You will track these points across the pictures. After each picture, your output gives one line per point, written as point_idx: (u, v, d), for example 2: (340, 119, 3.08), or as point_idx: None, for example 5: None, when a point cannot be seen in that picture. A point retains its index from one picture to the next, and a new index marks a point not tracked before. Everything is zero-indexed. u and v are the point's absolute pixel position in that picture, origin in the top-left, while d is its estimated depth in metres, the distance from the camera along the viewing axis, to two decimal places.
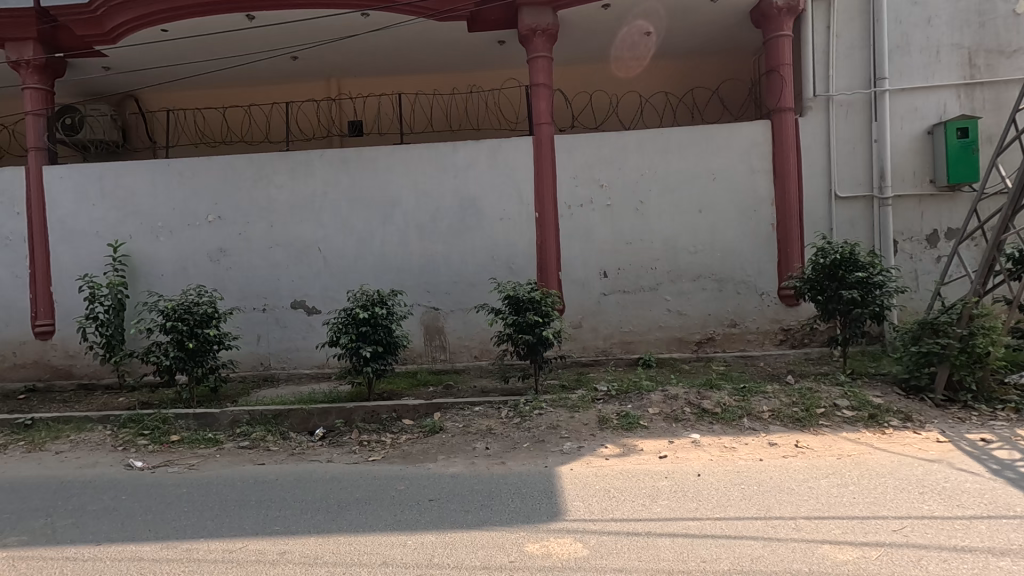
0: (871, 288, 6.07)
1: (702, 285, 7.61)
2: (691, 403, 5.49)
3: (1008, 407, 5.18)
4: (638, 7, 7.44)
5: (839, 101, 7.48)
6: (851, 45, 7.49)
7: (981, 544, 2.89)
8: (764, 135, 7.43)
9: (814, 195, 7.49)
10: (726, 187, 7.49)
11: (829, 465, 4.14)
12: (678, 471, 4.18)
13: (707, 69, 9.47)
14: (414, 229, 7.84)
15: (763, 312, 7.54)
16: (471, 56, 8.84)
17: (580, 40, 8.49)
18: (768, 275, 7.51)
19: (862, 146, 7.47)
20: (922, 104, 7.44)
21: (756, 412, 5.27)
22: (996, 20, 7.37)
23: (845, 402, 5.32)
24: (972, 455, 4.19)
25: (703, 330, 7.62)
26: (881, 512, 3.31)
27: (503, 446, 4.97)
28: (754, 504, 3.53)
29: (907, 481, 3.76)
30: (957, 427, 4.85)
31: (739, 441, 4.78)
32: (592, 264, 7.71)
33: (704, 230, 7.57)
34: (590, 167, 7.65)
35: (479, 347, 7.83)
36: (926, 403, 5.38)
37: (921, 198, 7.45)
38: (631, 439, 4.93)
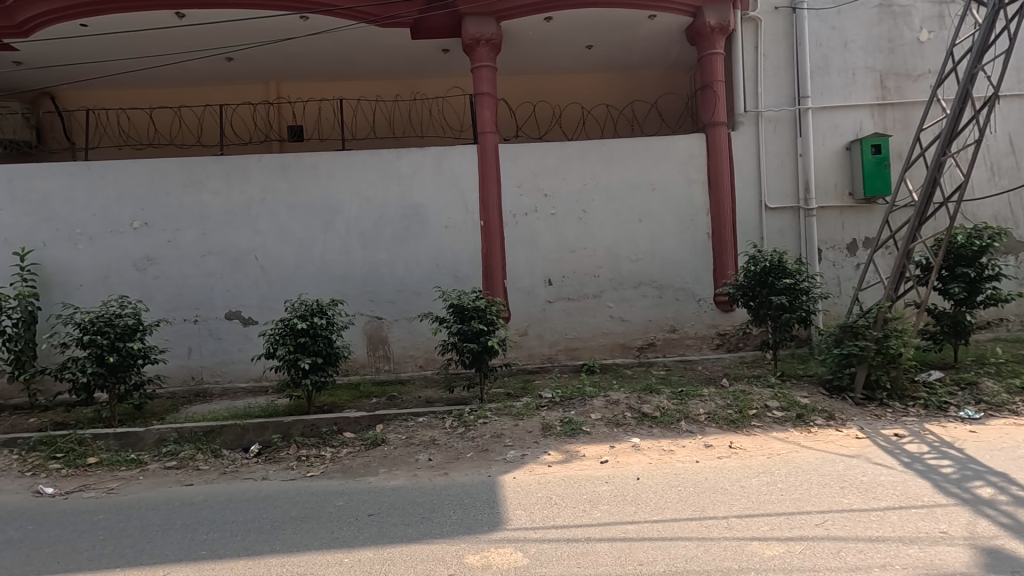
0: (798, 293, 6.41)
1: (643, 292, 7.82)
2: (632, 408, 5.62)
3: (918, 404, 5.57)
4: (579, 20, 7.61)
5: (768, 117, 7.91)
6: (777, 65, 7.96)
7: (893, 534, 3.08)
8: (700, 147, 7.74)
9: (746, 205, 7.87)
10: (665, 197, 7.75)
11: (760, 464, 4.33)
12: (618, 475, 4.27)
13: (646, 83, 9.80)
14: (356, 237, 7.67)
15: (701, 318, 7.82)
16: (415, 63, 8.79)
17: (523, 51, 8.60)
18: (705, 282, 7.81)
19: (789, 160, 7.91)
20: (841, 121, 7.97)
21: (692, 414, 5.45)
22: (903, 46, 8.00)
23: (775, 403, 5.58)
24: (886, 449, 4.48)
25: (645, 336, 7.83)
26: (806, 508, 3.49)
27: (447, 457, 4.92)
28: (689, 505, 3.64)
29: (829, 477, 3.98)
30: (874, 424, 5.18)
31: (676, 444, 4.93)
32: (537, 271, 7.77)
33: (644, 239, 7.79)
34: (534, 176, 7.74)
35: (424, 357, 7.73)
36: (847, 401, 5.73)
37: (842, 209, 7.96)
38: (573, 445, 4.99)
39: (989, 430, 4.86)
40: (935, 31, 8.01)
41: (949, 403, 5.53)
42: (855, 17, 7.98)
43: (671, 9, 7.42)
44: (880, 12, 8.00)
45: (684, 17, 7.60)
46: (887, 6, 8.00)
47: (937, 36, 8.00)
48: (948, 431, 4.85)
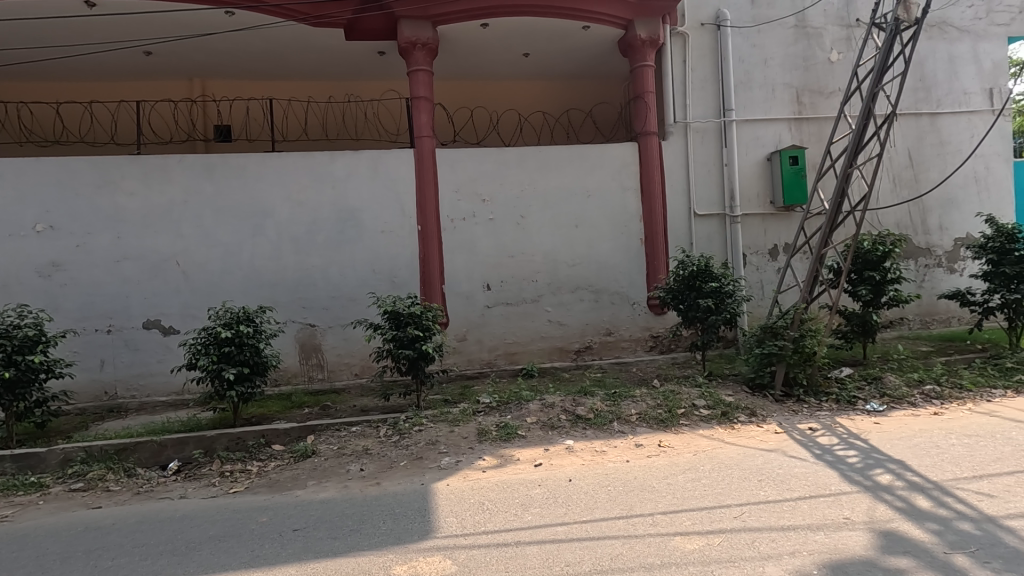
0: (723, 296, 6.71)
1: (580, 296, 7.97)
2: (566, 410, 5.71)
3: (830, 399, 5.96)
4: (515, 29, 7.69)
5: (695, 128, 8.27)
6: (704, 79, 8.35)
7: (802, 522, 3.26)
8: (633, 156, 7.98)
9: (676, 212, 8.18)
10: (600, 203, 7.94)
11: (686, 461, 4.49)
12: (551, 477, 4.31)
13: (583, 92, 10.03)
14: (287, 241, 7.40)
15: (635, 321, 8.06)
16: (350, 65, 8.62)
17: (461, 57, 8.61)
18: (639, 285, 8.05)
19: (715, 170, 8.30)
20: (762, 134, 8.45)
21: (625, 415, 5.60)
22: (816, 65, 8.58)
23: (702, 402, 5.81)
24: (801, 443, 4.74)
25: (582, 339, 7.97)
26: (726, 501, 3.64)
27: (379, 466, 4.81)
28: (617, 503, 3.73)
29: (748, 471, 4.18)
30: (791, 419, 5.49)
31: (608, 444, 5.04)
32: (476, 276, 7.77)
33: (581, 244, 7.94)
34: (472, 182, 7.74)
35: (360, 364, 7.56)
36: (768, 398, 6.06)
37: (764, 216, 8.42)
38: (508, 449, 5.00)
39: (890, 421, 5.26)
40: (844, 52, 8.63)
41: (857, 397, 5.94)
42: (773, 36, 8.49)
43: (605, 21, 7.63)
44: (796, 32, 8.54)
45: (616, 29, 7.83)
46: (802, 27, 8.55)
47: (846, 57, 8.63)
48: (855, 424, 5.20)
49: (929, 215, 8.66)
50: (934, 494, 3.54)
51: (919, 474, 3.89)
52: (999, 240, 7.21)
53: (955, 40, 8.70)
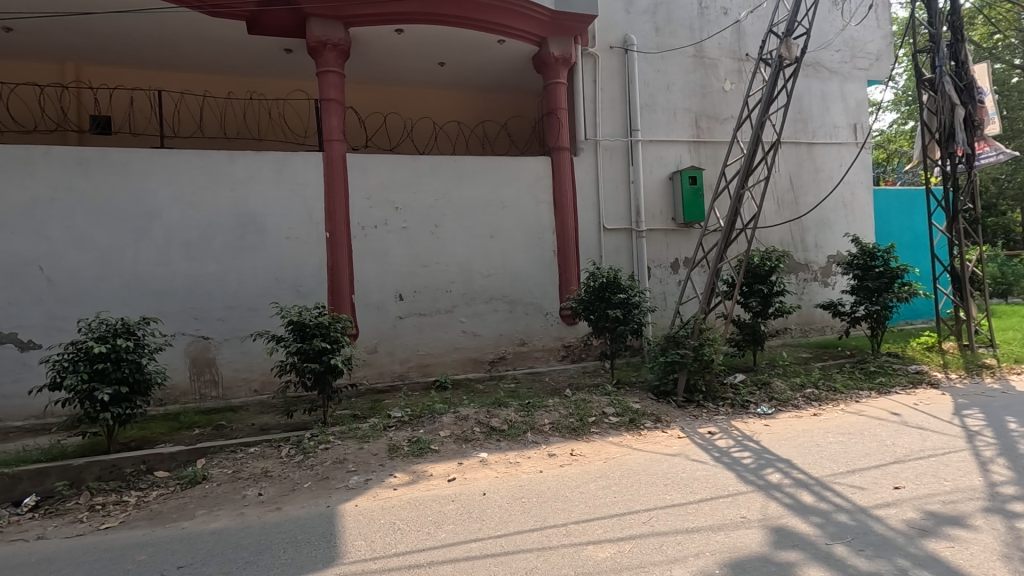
0: (631, 307, 6.98)
1: (494, 307, 7.97)
2: (480, 423, 5.65)
3: (726, 403, 6.38)
4: (430, 37, 7.62)
5: (605, 146, 8.61)
6: (613, 99, 8.73)
7: (705, 523, 3.43)
8: (546, 170, 8.15)
9: (587, 225, 8.45)
10: (515, 215, 8.02)
11: (597, 468, 4.60)
12: (465, 492, 4.22)
13: (498, 105, 10.15)
14: (177, 246, 6.77)
15: (548, 331, 8.19)
16: (253, 61, 8.12)
17: (374, 61, 8.38)
18: (552, 296, 8.21)
19: (623, 186, 8.69)
20: (665, 154, 8.97)
21: (538, 425, 5.65)
22: (712, 93, 9.27)
23: (611, 410, 6.01)
24: (701, 446, 5.02)
25: (496, 350, 7.97)
26: (635, 507, 3.75)
27: (280, 490, 4.47)
28: (531, 515, 3.72)
29: (655, 476, 4.35)
30: (692, 423, 5.81)
31: (522, 455, 5.05)
32: (387, 286, 7.53)
33: (496, 255, 7.96)
34: (384, 189, 7.52)
35: (260, 380, 7.05)
36: (672, 404, 6.37)
37: (666, 231, 8.92)
38: (421, 465, 4.86)
39: (778, 422, 5.72)
40: (736, 83, 9.40)
41: (749, 401, 6.41)
42: (675, 64, 9.07)
43: (520, 37, 7.76)
44: (695, 61, 9.18)
45: (531, 45, 7.99)
46: (700, 57, 9.21)
47: (737, 87, 9.40)
48: (748, 426, 5.60)
49: (807, 234, 9.61)
50: (816, 489, 3.87)
51: (803, 471, 4.24)
52: (864, 257, 8.14)
53: (827, 79, 9.77)
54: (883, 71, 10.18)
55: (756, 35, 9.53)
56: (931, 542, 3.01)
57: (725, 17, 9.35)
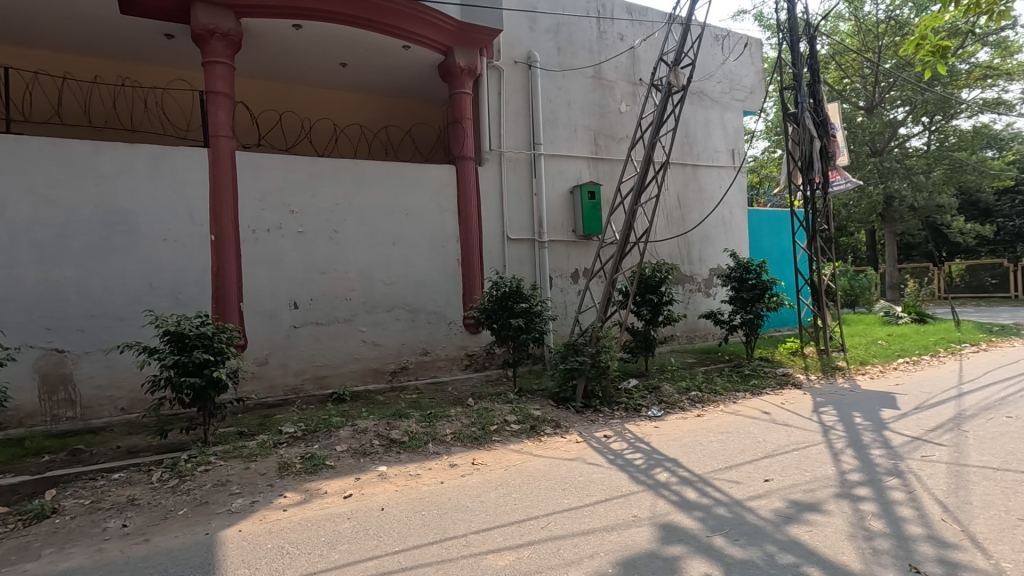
0: (532, 316, 7.12)
1: (396, 316, 7.79)
2: (380, 435, 5.48)
3: (621, 407, 6.70)
4: (331, 35, 7.35)
5: (509, 158, 8.77)
6: (517, 112, 8.92)
7: (600, 524, 3.56)
8: (451, 178, 8.14)
9: (491, 235, 8.53)
10: (418, 222, 7.91)
11: (498, 477, 4.62)
12: (362, 509, 4.05)
13: (401, 110, 9.99)
14: (26, 246, 5.92)
15: (451, 340, 8.14)
16: (127, 44, 7.36)
17: (268, 56, 7.91)
18: (455, 305, 8.18)
19: (526, 198, 8.88)
20: (566, 169, 9.31)
21: (440, 435, 5.58)
22: (610, 113, 9.78)
23: (513, 418, 6.08)
24: (597, 450, 5.23)
25: (397, 360, 7.78)
26: (535, 512, 3.81)
27: (149, 519, 4.02)
28: (431, 528, 3.65)
29: (555, 480, 4.45)
30: (589, 428, 6.04)
31: (423, 467, 4.95)
32: (281, 293, 7.10)
33: (398, 262, 7.80)
34: (278, 191, 7.10)
35: (128, 397, 6.33)
36: (571, 410, 6.59)
37: (567, 243, 9.24)
38: (314, 483, 4.60)
39: (667, 424, 6.10)
40: (630, 105, 9.99)
41: (642, 404, 6.79)
42: (575, 83, 9.47)
43: (425, 44, 7.71)
44: (594, 82, 9.64)
45: (436, 53, 7.97)
46: (598, 78, 9.70)
47: (632, 109, 10.00)
48: (640, 429, 5.92)
49: (693, 248, 10.40)
50: (699, 485, 4.17)
51: (688, 469, 4.54)
52: (740, 270, 8.95)
53: (709, 107, 10.68)
54: (756, 103, 11.32)
55: (648, 62, 10.22)
56: (793, 528, 3.35)
57: (621, 42, 9.93)
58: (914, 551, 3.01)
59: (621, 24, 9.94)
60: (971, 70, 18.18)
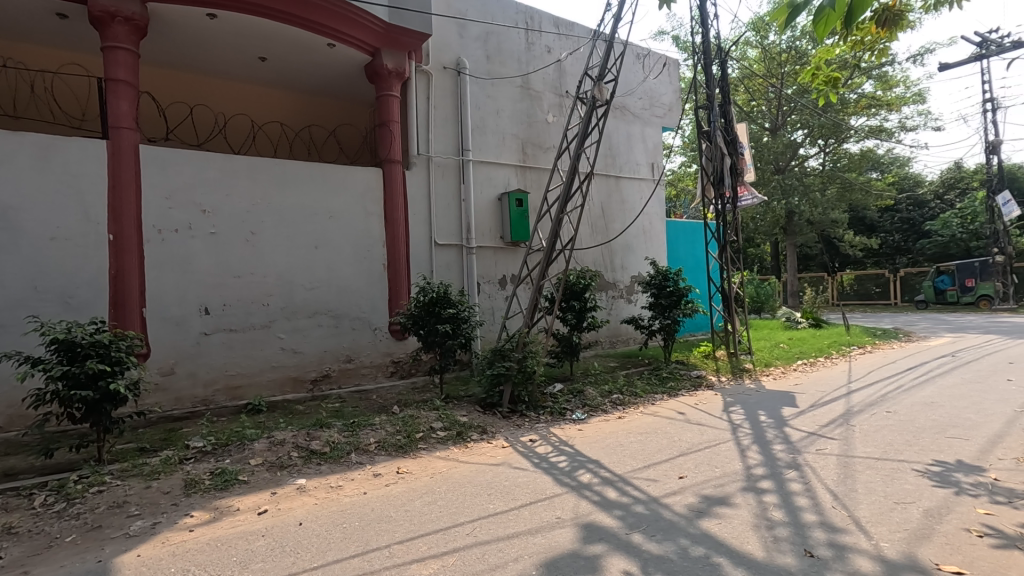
0: (460, 322, 7.09)
1: (318, 322, 7.50)
2: (298, 447, 5.26)
3: (547, 411, 6.83)
4: (249, 28, 7.01)
5: (437, 163, 8.72)
6: (446, 118, 8.90)
7: (524, 528, 3.61)
8: (377, 182, 7.98)
9: (418, 240, 8.43)
10: (342, 226, 7.68)
11: (423, 485, 4.56)
12: (278, 525, 3.86)
13: (325, 110, 9.69)
14: None
15: (376, 347, 7.95)
16: (11, 22, 6.65)
17: (178, 44, 7.41)
18: (381, 311, 7.99)
19: (454, 203, 8.86)
20: (494, 176, 9.39)
21: (363, 445, 5.43)
22: (537, 123, 9.98)
23: (439, 425, 6.03)
24: (523, 454, 5.28)
25: (318, 368, 7.49)
26: (460, 519, 3.80)
27: (30, 549, 3.61)
28: (352, 541, 3.55)
29: (481, 486, 4.46)
30: (515, 433, 6.10)
31: (344, 478, 4.79)
32: (189, 298, 6.64)
33: (320, 267, 7.52)
34: (188, 188, 6.65)
35: (6, 414, 5.67)
36: (497, 415, 6.63)
37: (495, 249, 9.30)
38: (225, 500, 4.32)
39: (590, 427, 6.28)
40: (557, 116, 10.25)
41: (566, 408, 6.95)
42: (504, 92, 9.59)
43: (352, 43, 7.53)
44: (522, 91, 9.80)
45: (363, 54, 7.80)
46: (526, 88, 9.87)
47: (558, 120, 10.26)
48: (564, 432, 6.05)
49: (615, 256, 10.79)
50: (620, 485, 4.32)
51: (609, 469, 4.71)
52: (658, 278, 9.39)
53: (631, 122, 11.16)
54: (673, 120, 11.96)
55: (575, 76, 10.53)
56: (705, 521, 3.56)
57: (548, 55, 10.17)
58: (808, 537, 3.28)
59: (549, 37, 10.19)
60: (859, 99, 20.21)
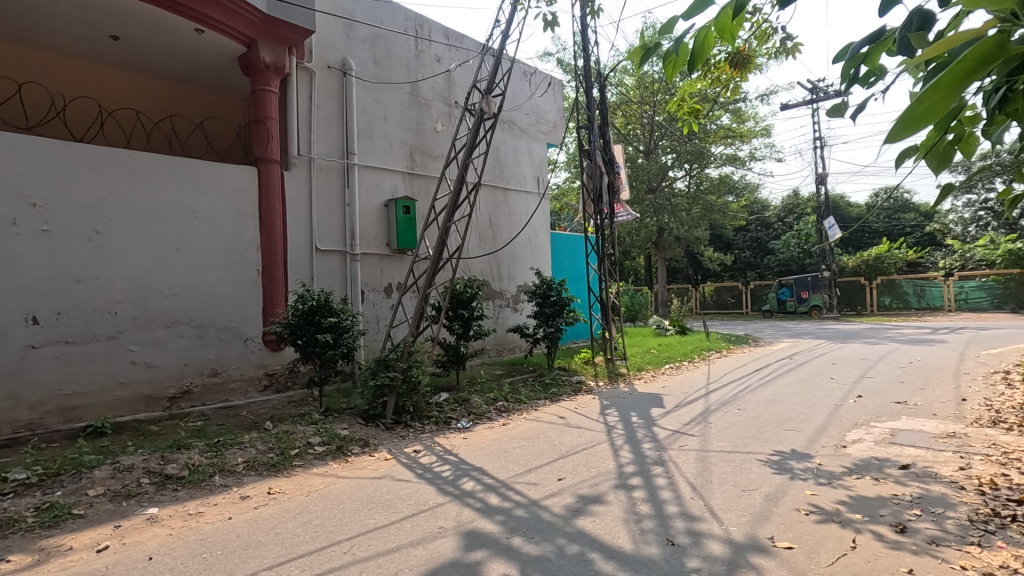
0: (341, 331, 6.81)
1: (177, 332, 6.79)
2: (150, 472, 4.71)
3: (432, 420, 6.76)
4: (98, 2, 6.24)
5: (319, 165, 8.33)
6: (330, 118, 8.54)
7: (405, 541, 3.54)
8: (250, 181, 7.44)
9: (297, 244, 7.97)
10: (208, 227, 7.06)
11: (297, 504, 4.29)
12: (121, 562, 3.41)
13: (189, 99, 8.83)
14: None
15: (247, 359, 7.37)
16: None
17: (1, 10, 6.36)
18: (253, 320, 7.43)
19: (337, 208, 8.51)
20: (381, 182, 9.17)
21: (229, 465, 5.00)
22: (426, 131, 9.93)
23: (316, 439, 5.73)
24: (406, 465, 5.19)
25: (178, 384, 6.77)
26: (336, 538, 3.63)
27: None
28: (213, 571, 3.24)
29: (361, 501, 4.30)
30: (399, 444, 5.97)
31: (205, 504, 4.37)
32: (12, 305, 5.69)
33: (182, 271, 6.84)
34: (13, 178, 5.72)
35: None
36: (380, 427, 6.44)
37: (380, 256, 9.06)
38: (54, 539, 3.74)
39: (475, 434, 6.33)
40: (446, 125, 10.28)
41: (451, 417, 6.93)
42: (391, 97, 9.42)
43: (223, 32, 6.98)
44: (410, 98, 9.70)
45: (237, 44, 7.27)
46: (415, 95, 9.78)
47: (447, 129, 10.29)
48: (449, 441, 6.04)
49: (502, 265, 11.02)
50: (502, 490, 4.41)
51: (492, 476, 4.77)
52: (542, 288, 9.76)
53: (518, 136, 11.51)
54: (557, 137, 12.52)
55: (463, 87, 10.64)
56: (580, 520, 3.74)
57: (438, 64, 10.18)
58: (670, 527, 3.58)
59: (438, 47, 10.21)
60: (718, 130, 22.65)
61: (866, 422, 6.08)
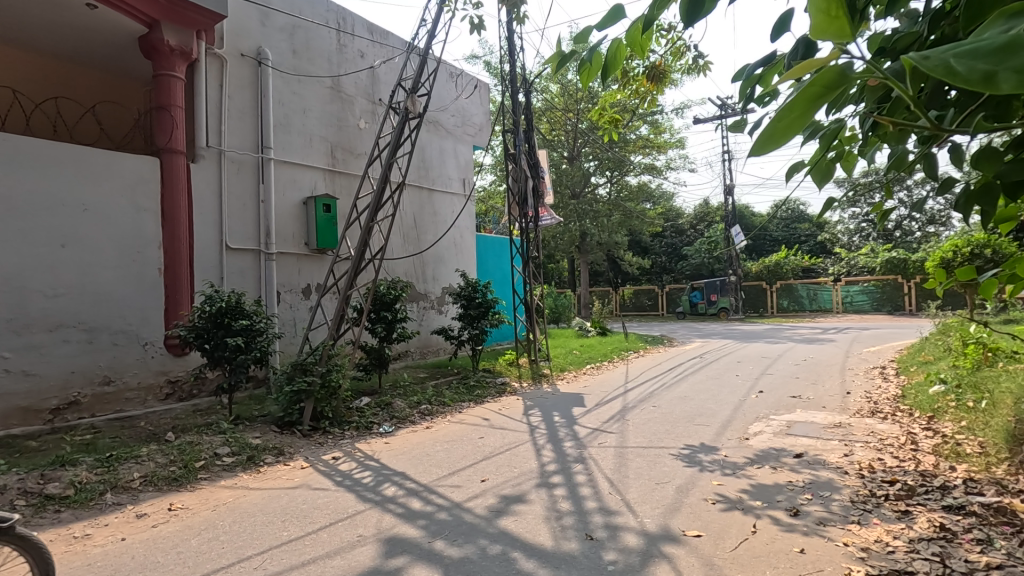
0: (254, 334, 6.44)
1: (63, 337, 6.14)
2: (27, 494, 4.22)
3: (352, 426, 6.53)
4: None
5: (231, 158, 7.86)
6: (243, 109, 8.07)
7: (321, 552, 3.40)
8: (151, 173, 6.87)
9: (204, 242, 7.47)
10: (100, 222, 6.45)
11: (203, 520, 4.01)
12: None
13: (78, 80, 8.03)
14: None
15: (145, 365, 6.79)
16: None
17: None
18: (153, 323, 6.86)
19: (251, 204, 8.06)
20: (299, 178, 8.77)
21: (123, 481, 4.58)
22: (348, 128, 9.62)
23: (225, 450, 5.38)
24: (324, 473, 4.99)
25: (63, 394, 6.11)
26: (246, 553, 3.43)
27: None
28: None
29: (275, 513, 4.09)
30: (317, 452, 5.72)
31: (95, 525, 3.98)
32: None
33: (69, 269, 6.20)
34: None
35: None
36: (296, 434, 6.15)
37: (298, 256, 8.67)
38: None
39: (397, 439, 6.20)
40: (369, 122, 10.00)
41: (373, 422, 6.75)
42: (311, 90, 9.04)
43: (120, 9, 6.40)
44: (331, 93, 9.36)
45: (136, 23, 6.68)
46: (336, 90, 9.44)
47: (371, 127, 10.02)
48: (370, 446, 5.88)
49: (426, 266, 10.90)
50: (425, 494, 4.35)
51: (414, 480, 4.70)
52: (467, 290, 9.74)
53: (443, 137, 11.43)
54: (483, 140, 12.57)
55: (388, 85, 10.41)
56: (502, 520, 3.76)
57: (361, 60, 9.90)
58: (589, 522, 3.69)
59: (362, 42, 9.93)
60: (636, 139, 23.71)
61: (766, 416, 6.57)
